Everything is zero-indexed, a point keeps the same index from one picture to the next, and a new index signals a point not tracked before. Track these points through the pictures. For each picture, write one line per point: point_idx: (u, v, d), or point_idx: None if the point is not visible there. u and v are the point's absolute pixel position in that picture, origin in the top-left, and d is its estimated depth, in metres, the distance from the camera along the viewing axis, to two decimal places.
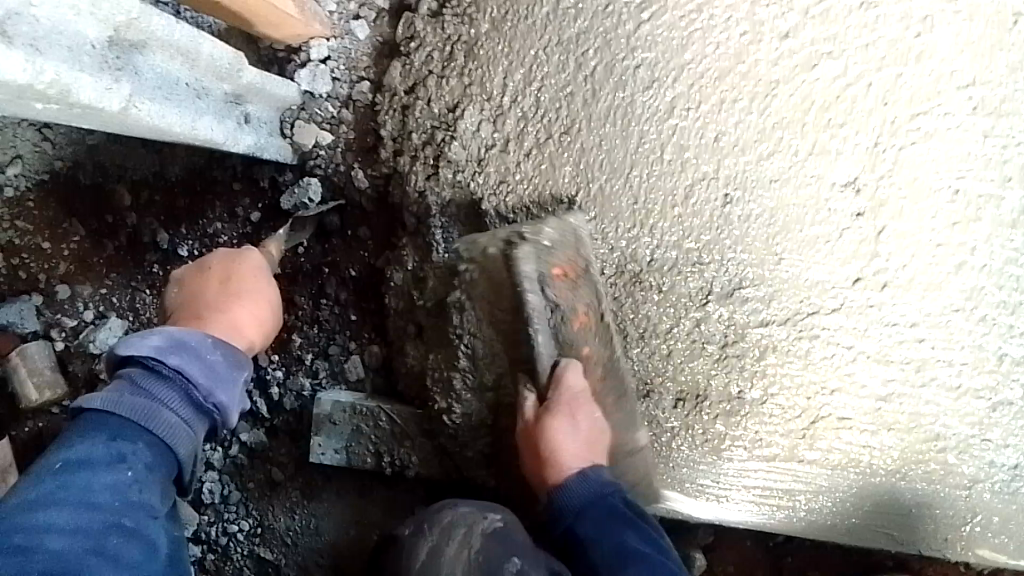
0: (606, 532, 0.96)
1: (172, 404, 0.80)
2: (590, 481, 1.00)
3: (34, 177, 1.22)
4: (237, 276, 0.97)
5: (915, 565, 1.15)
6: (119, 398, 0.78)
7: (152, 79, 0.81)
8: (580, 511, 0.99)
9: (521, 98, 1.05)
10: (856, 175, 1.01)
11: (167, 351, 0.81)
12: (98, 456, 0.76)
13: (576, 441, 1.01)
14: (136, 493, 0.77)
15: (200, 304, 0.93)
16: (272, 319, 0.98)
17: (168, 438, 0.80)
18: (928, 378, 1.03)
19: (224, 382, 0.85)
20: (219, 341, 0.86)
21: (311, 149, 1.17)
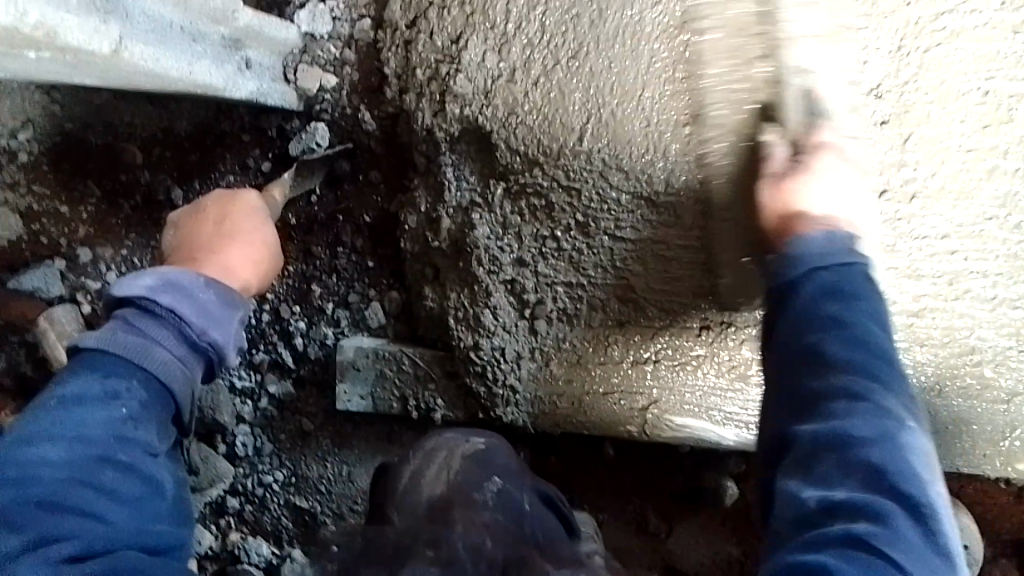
0: (815, 316, 0.76)
1: (166, 343, 0.81)
2: (824, 240, 0.81)
3: (46, 141, 1.22)
4: (231, 217, 0.96)
5: (955, 485, 1.13)
6: (112, 336, 0.80)
7: (144, 23, 0.80)
8: (805, 271, 0.80)
9: (526, 24, 1.01)
10: (879, 81, 0.97)
11: (159, 290, 0.82)
12: (92, 393, 0.77)
13: (823, 195, 0.87)
14: (131, 429, 0.78)
15: (193, 247, 0.93)
16: (269, 258, 0.97)
17: (162, 376, 0.81)
18: (963, 291, 1.00)
19: (218, 322, 0.86)
20: (212, 282, 0.87)
21: (317, 93, 1.15)
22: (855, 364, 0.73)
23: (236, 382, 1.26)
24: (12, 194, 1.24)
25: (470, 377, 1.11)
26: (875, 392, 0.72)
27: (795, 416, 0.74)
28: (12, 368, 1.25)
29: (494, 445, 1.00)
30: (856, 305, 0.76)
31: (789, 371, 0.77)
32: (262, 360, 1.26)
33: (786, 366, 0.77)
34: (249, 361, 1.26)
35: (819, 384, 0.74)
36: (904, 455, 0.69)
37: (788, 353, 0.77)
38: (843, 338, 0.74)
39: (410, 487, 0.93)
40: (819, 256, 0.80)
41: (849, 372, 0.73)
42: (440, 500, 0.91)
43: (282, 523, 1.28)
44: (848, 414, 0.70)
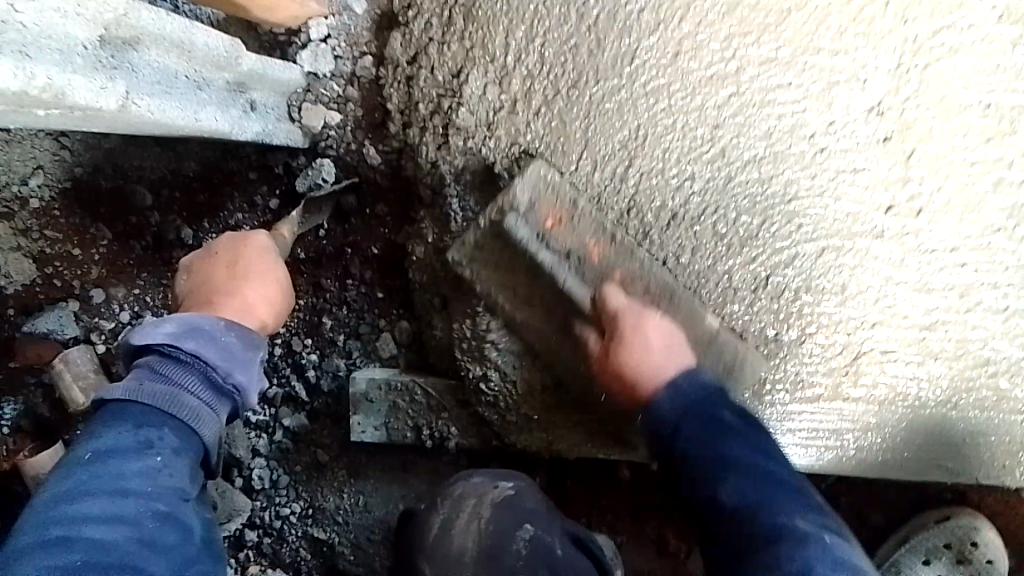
0: (715, 464, 0.86)
1: (193, 388, 0.82)
2: (686, 387, 0.93)
3: (57, 185, 1.22)
4: (245, 258, 0.97)
5: (972, 495, 1.14)
6: (139, 386, 0.79)
7: (149, 75, 0.81)
8: (678, 422, 0.92)
9: (525, 56, 1.01)
10: (880, 99, 0.97)
11: (182, 336, 0.83)
12: (127, 444, 0.76)
13: (653, 347, 0.94)
14: (166, 478, 0.77)
15: (209, 290, 0.93)
16: (284, 297, 0.98)
17: (191, 422, 0.81)
18: (974, 303, 1.00)
19: (241, 363, 0.86)
20: (233, 323, 0.87)
21: (322, 130, 1.16)
22: (757, 474, 0.86)
23: (251, 416, 1.27)
24: (23, 238, 1.24)
25: (485, 406, 1.12)
26: (782, 508, 0.83)
27: (740, 560, 0.82)
28: (29, 411, 1.26)
29: (522, 489, 1.02)
30: (744, 447, 0.89)
31: (717, 526, 0.85)
32: (276, 395, 1.26)
33: (714, 513, 0.85)
34: (263, 395, 1.26)
35: (749, 524, 0.82)
36: (842, 554, 0.79)
37: (709, 500, 0.86)
38: (743, 474, 0.86)
39: (441, 539, 0.95)
40: (684, 415, 0.92)
41: (757, 501, 0.84)
42: (473, 550, 0.95)
43: (301, 555, 1.28)
44: (782, 535, 0.80)
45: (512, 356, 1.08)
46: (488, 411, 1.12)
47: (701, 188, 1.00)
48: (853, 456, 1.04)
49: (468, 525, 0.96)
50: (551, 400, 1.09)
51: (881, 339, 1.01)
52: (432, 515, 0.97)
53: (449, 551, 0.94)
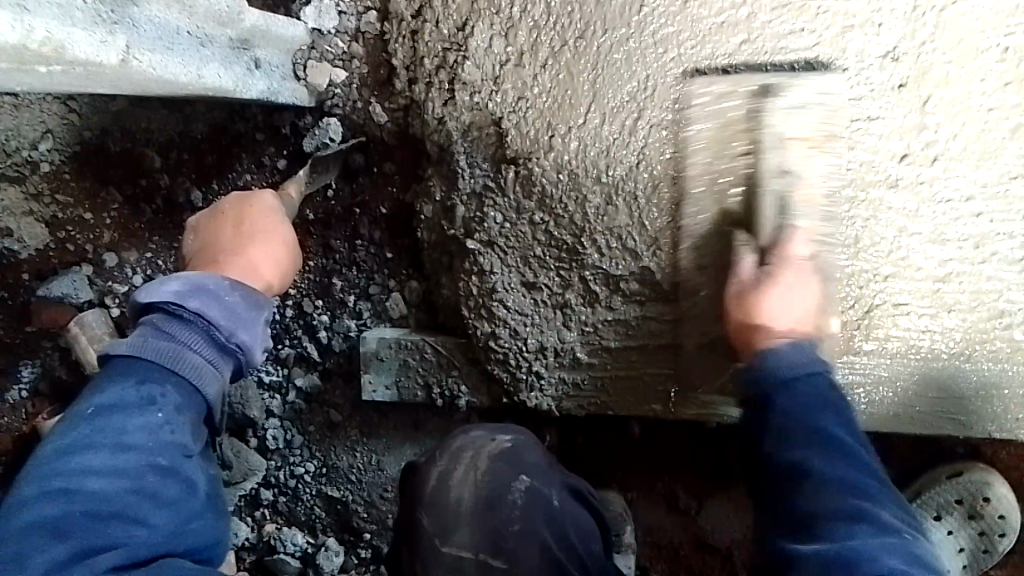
0: (806, 437, 0.78)
1: (196, 347, 0.82)
2: (798, 352, 0.83)
3: (65, 150, 1.22)
4: (251, 218, 0.97)
5: (986, 450, 1.14)
6: (143, 343, 0.81)
7: (151, 31, 0.80)
8: (786, 382, 0.81)
9: (531, 7, 1.00)
10: (895, 44, 0.95)
11: (186, 295, 0.83)
12: (130, 400, 0.79)
13: (795, 309, 0.88)
14: (168, 433, 0.80)
15: (216, 249, 0.94)
16: (290, 257, 0.98)
17: (194, 379, 0.82)
18: (989, 254, 0.98)
19: (244, 323, 0.86)
20: (237, 283, 0.87)
21: (327, 89, 1.16)
22: (844, 448, 0.78)
23: (264, 377, 1.28)
24: (35, 203, 1.24)
25: (495, 366, 1.11)
26: (864, 496, 0.75)
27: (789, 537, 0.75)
28: (48, 373, 1.28)
29: (521, 442, 1.00)
30: (842, 424, 0.80)
31: (784, 483, 0.77)
32: (288, 355, 1.27)
33: (779, 471, 0.78)
34: (275, 356, 1.28)
35: (808, 504, 0.75)
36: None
37: (782, 506, 0.77)
38: (834, 452, 0.77)
39: (439, 491, 0.94)
40: (800, 375, 0.82)
41: (843, 485, 0.75)
42: (468, 501, 0.94)
43: (316, 513, 1.30)
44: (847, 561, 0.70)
45: (521, 315, 1.08)
46: (497, 370, 1.11)
47: (710, 138, 0.97)
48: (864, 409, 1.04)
49: (466, 476, 0.95)
50: (561, 358, 1.09)
51: (894, 291, 1.00)
52: (430, 467, 0.96)
53: (447, 504, 0.94)
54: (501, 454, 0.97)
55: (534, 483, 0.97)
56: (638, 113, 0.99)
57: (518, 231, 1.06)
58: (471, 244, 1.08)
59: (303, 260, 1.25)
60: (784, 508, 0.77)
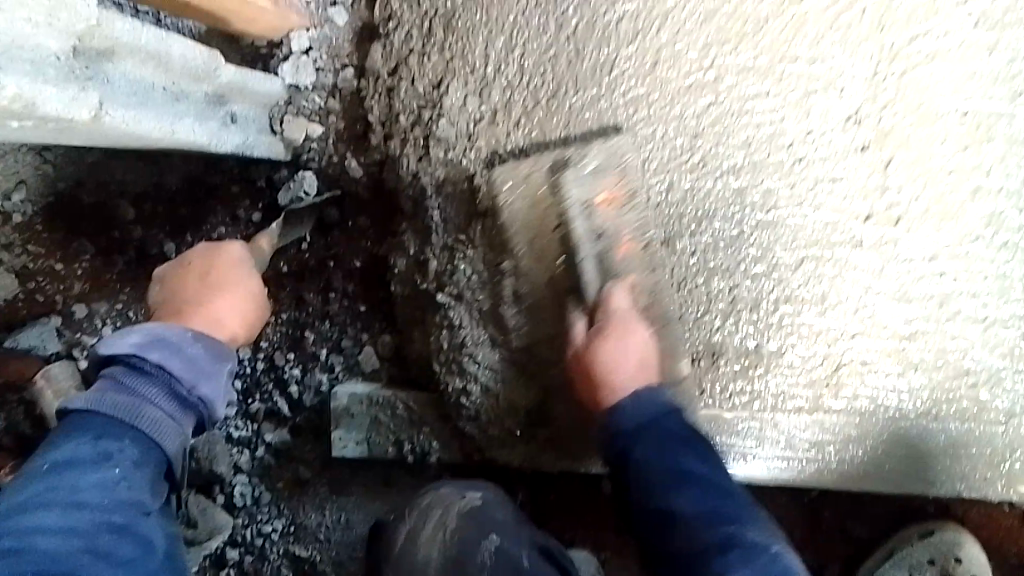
0: (668, 481, 0.92)
1: (156, 400, 0.81)
2: (646, 402, 0.95)
3: (38, 201, 1.21)
4: (217, 270, 0.96)
5: (957, 508, 1.14)
6: (102, 397, 0.79)
7: (124, 87, 0.81)
8: (637, 432, 0.94)
9: (505, 67, 1.02)
10: (857, 107, 0.97)
11: (147, 347, 0.82)
12: (86, 456, 0.77)
13: (632, 355, 0.95)
14: (125, 490, 0.78)
15: (181, 301, 0.93)
16: (257, 310, 0.97)
17: (153, 434, 0.81)
18: (953, 313, 1.01)
19: (207, 376, 0.85)
20: (200, 335, 0.86)
21: (303, 142, 1.17)
22: (704, 484, 0.93)
23: (232, 433, 1.26)
24: (5, 253, 1.23)
25: (466, 422, 1.11)
26: (728, 520, 0.91)
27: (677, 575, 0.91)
28: None
29: (490, 497, 1.00)
30: (698, 456, 0.94)
31: (659, 528, 0.92)
32: (258, 410, 1.25)
33: (653, 513, 0.93)
34: (245, 411, 1.26)
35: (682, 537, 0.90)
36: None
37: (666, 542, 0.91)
38: (682, 486, 0.92)
39: (407, 547, 0.95)
40: (646, 425, 0.95)
41: (704, 515, 0.91)
42: (436, 560, 0.95)
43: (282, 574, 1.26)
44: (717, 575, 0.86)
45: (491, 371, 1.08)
46: (468, 426, 1.11)
47: (677, 198, 1.00)
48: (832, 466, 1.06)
49: (433, 535, 0.95)
50: (534, 413, 1.08)
51: (861, 349, 1.02)
52: (398, 527, 0.97)
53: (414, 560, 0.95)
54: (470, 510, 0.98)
55: (503, 543, 0.96)
56: None
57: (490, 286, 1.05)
58: (441, 297, 1.09)
59: (275, 312, 1.24)
60: (666, 548, 0.92)
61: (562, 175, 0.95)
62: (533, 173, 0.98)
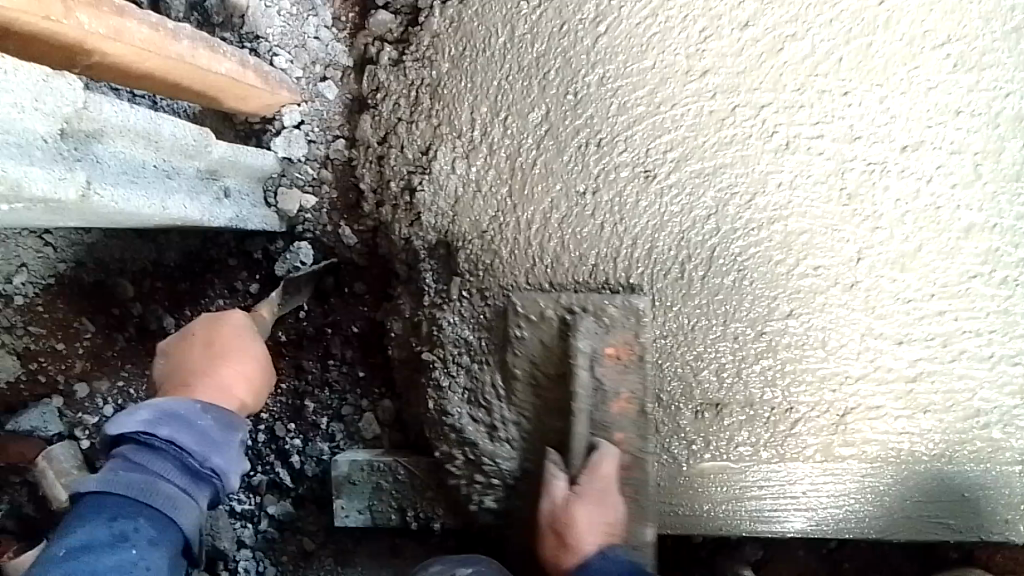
0: None
1: (168, 476, 0.80)
2: (607, 563, 0.96)
3: (40, 282, 1.21)
4: (220, 336, 0.95)
5: (982, 554, 1.09)
6: (113, 477, 0.78)
7: (115, 166, 0.82)
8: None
9: (491, 130, 1.03)
10: (842, 153, 0.98)
11: (156, 423, 0.81)
12: (101, 539, 0.76)
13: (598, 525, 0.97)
14: (141, 572, 0.76)
15: (183, 372, 0.92)
16: (263, 374, 0.96)
17: (168, 511, 0.79)
18: (958, 352, 1.00)
19: (219, 447, 0.83)
20: (208, 406, 0.85)
21: (298, 214, 1.18)
22: None
23: (235, 506, 1.24)
24: (7, 335, 1.21)
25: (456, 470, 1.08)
26: None
27: None
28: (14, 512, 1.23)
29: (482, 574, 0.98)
30: None
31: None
32: (260, 482, 1.23)
33: None
34: (247, 483, 1.24)
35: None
36: None
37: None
38: None
39: None
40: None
41: None
42: None
43: None
44: None
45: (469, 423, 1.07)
46: (458, 472, 1.07)
47: (666, 246, 1.00)
48: (849, 534, 1.02)
49: None
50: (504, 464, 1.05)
51: (867, 394, 1.00)
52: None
53: None
54: None
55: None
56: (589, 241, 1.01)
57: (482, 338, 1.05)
58: (429, 356, 1.09)
59: (275, 382, 1.23)
60: None
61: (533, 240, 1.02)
62: (542, 242, 1.02)
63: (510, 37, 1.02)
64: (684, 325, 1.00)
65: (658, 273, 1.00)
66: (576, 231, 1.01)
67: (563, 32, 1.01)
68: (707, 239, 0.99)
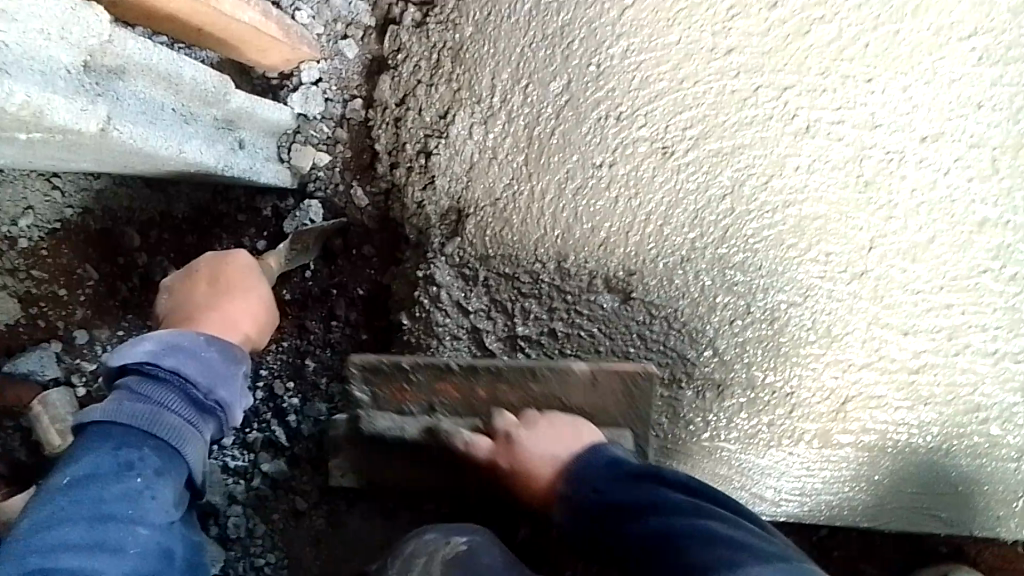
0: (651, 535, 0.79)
1: (173, 407, 0.80)
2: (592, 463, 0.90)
3: (46, 227, 1.21)
4: (227, 274, 0.97)
5: (970, 549, 1.11)
6: (119, 407, 0.78)
7: (134, 105, 0.82)
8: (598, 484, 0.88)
9: (511, 97, 1.03)
10: (860, 141, 0.99)
11: (160, 354, 0.81)
12: (106, 468, 0.77)
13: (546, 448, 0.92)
14: (147, 499, 0.77)
15: (191, 307, 0.93)
16: (268, 314, 0.98)
17: (173, 441, 0.80)
18: (962, 346, 1.00)
19: (224, 379, 0.84)
20: (214, 339, 0.86)
21: (310, 171, 1.18)
22: None
23: (229, 462, 1.23)
24: (10, 278, 1.22)
25: None
26: None
27: None
28: (5, 455, 1.23)
29: (477, 542, 0.97)
30: None
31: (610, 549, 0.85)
32: (256, 439, 1.22)
33: None
34: (242, 440, 1.23)
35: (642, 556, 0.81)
36: None
37: (620, 545, 0.83)
38: None
39: None
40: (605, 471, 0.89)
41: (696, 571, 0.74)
42: None
43: None
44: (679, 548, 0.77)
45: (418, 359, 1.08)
46: None
47: (679, 223, 1.00)
48: (840, 520, 1.05)
49: None
50: None
51: (869, 382, 1.01)
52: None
53: None
54: (457, 559, 0.94)
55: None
56: (603, 215, 1.01)
57: (459, 287, 1.06)
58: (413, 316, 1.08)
59: (277, 340, 1.22)
60: None
61: (548, 209, 1.02)
62: (557, 213, 1.02)
63: (536, 4, 1.02)
64: (697, 313, 1.01)
65: (671, 250, 1.00)
66: (589, 203, 1.01)
67: (589, 2, 1.00)
68: (720, 224, 1.00)
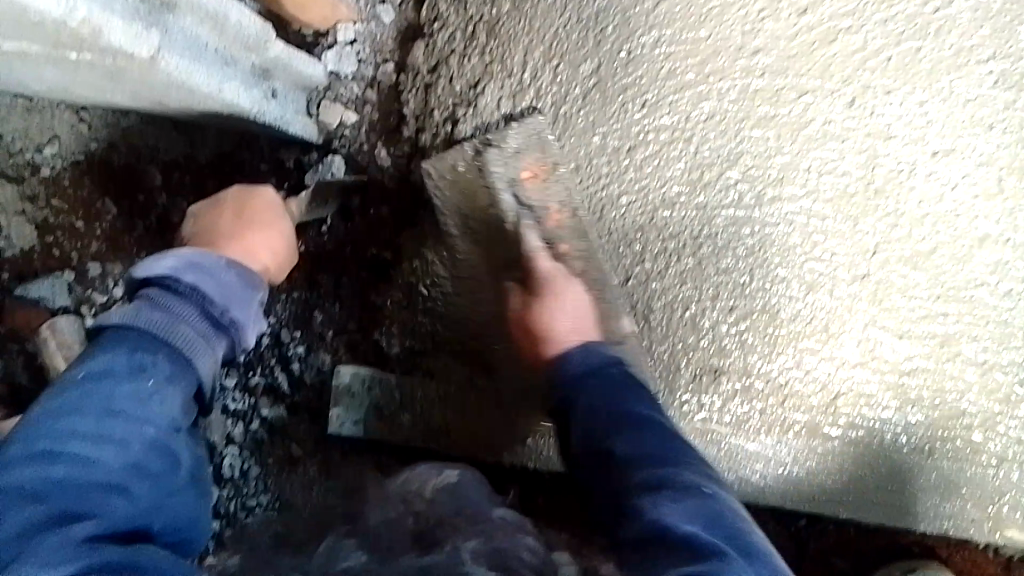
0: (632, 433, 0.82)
1: (189, 319, 0.83)
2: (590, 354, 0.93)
3: (70, 158, 1.24)
4: (253, 208, 1.01)
5: (942, 551, 1.15)
6: (138, 313, 0.81)
7: (181, 41, 0.84)
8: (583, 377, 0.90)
9: (542, 73, 1.06)
10: (873, 149, 1.02)
11: (182, 269, 0.85)
12: (120, 367, 0.78)
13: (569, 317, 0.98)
14: (156, 403, 0.78)
15: (216, 234, 0.97)
16: (286, 249, 1.02)
17: (185, 352, 0.82)
18: (953, 353, 1.04)
19: (238, 301, 0.88)
20: (234, 262, 0.90)
21: (336, 129, 1.19)
22: None
23: (229, 404, 1.26)
24: (30, 205, 1.25)
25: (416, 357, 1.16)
26: None
27: None
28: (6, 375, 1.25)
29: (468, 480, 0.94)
30: None
31: (589, 456, 0.82)
32: (258, 384, 1.25)
33: None
34: (244, 384, 1.26)
35: (620, 472, 0.79)
36: None
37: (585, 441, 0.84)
38: None
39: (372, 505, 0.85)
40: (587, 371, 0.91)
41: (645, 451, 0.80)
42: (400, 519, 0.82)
43: None
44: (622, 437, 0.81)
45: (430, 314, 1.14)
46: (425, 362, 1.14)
47: (690, 210, 1.04)
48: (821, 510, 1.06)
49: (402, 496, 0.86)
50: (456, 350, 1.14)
51: (861, 380, 1.04)
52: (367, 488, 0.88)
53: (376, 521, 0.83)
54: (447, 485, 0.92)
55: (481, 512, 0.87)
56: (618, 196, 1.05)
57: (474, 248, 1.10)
58: (430, 273, 1.13)
59: (287, 290, 1.23)
60: None
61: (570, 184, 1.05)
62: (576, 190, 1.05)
63: None
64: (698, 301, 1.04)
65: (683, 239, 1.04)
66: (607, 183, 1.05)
67: None
68: (730, 215, 1.03)
